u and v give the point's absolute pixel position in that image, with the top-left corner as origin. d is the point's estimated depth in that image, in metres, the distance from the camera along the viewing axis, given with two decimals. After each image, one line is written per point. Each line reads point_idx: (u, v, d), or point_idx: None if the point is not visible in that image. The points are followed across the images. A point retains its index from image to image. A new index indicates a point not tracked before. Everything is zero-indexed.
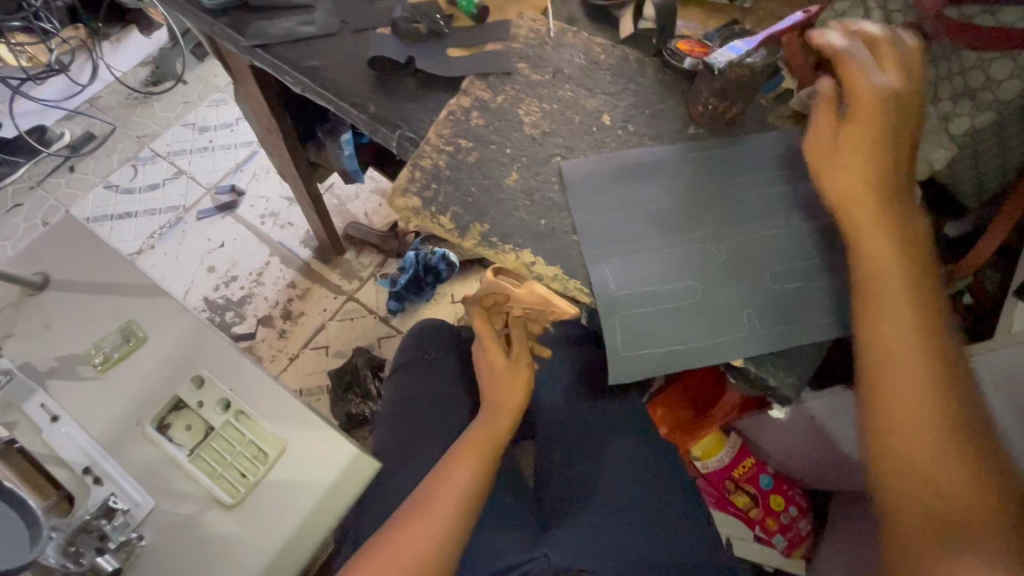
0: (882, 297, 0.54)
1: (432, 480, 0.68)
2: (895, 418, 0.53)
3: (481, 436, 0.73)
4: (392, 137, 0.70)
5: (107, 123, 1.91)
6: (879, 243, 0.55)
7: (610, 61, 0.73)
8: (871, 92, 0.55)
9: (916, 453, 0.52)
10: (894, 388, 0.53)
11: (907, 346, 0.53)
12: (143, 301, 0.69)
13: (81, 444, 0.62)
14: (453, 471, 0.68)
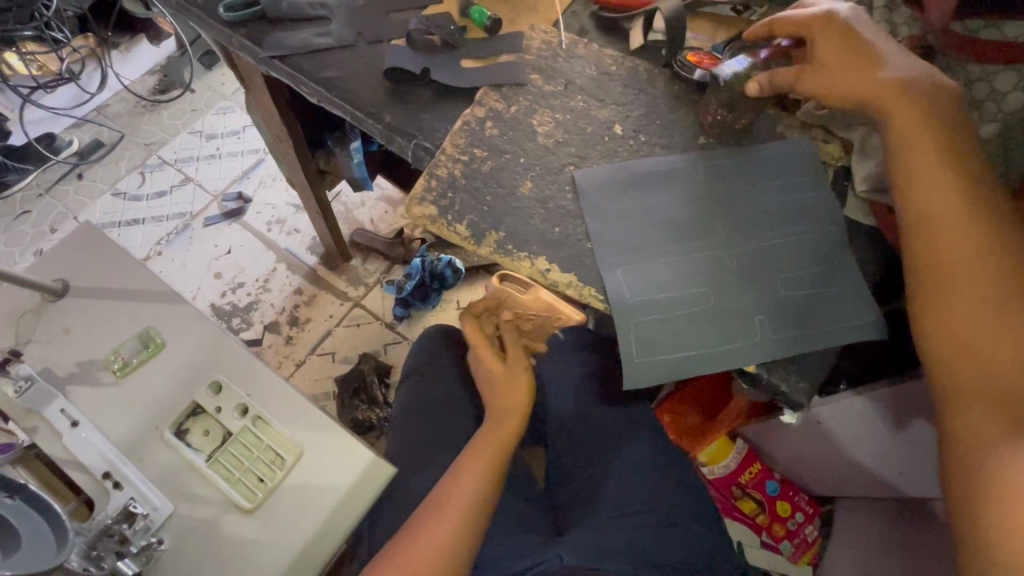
0: (941, 226, 0.58)
1: (446, 482, 0.69)
2: (962, 340, 0.56)
3: (482, 444, 0.73)
4: (408, 147, 0.72)
5: (115, 131, 1.92)
6: (933, 178, 0.59)
7: (621, 72, 0.74)
8: (834, 30, 0.63)
9: (990, 369, 0.55)
10: (956, 319, 0.56)
11: (971, 269, 0.57)
12: (163, 307, 0.70)
13: (101, 449, 0.63)
14: (459, 478, 0.69)
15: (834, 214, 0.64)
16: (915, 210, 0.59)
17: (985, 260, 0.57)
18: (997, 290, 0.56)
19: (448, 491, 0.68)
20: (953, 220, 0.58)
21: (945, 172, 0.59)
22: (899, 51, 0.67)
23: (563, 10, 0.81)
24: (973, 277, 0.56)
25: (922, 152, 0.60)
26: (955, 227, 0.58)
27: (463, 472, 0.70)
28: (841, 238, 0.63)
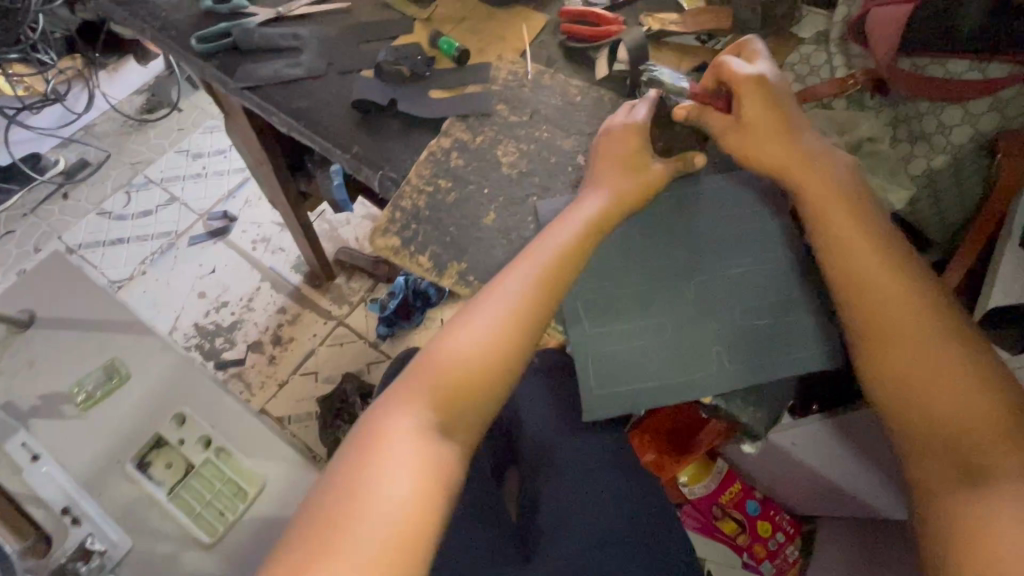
0: (866, 285, 0.59)
1: (479, 298, 0.60)
2: (904, 396, 0.57)
3: (540, 267, 0.60)
4: (375, 177, 0.72)
5: (101, 151, 1.92)
6: (855, 237, 0.61)
7: (585, 103, 0.75)
8: (754, 95, 0.65)
9: (936, 421, 0.55)
10: (895, 372, 0.57)
11: (900, 326, 0.58)
12: (129, 338, 0.71)
13: (61, 484, 0.62)
14: (500, 296, 0.59)
15: (794, 243, 0.65)
16: (846, 271, 0.60)
17: (912, 316, 0.58)
18: (926, 341, 0.57)
19: (480, 315, 0.59)
20: (877, 278, 0.59)
21: (862, 233, 0.61)
22: (853, 82, 0.67)
23: (531, 40, 0.82)
24: (903, 333, 0.58)
25: (842, 215, 0.62)
26: (878, 286, 0.59)
27: (511, 292, 0.59)
28: (802, 268, 0.63)
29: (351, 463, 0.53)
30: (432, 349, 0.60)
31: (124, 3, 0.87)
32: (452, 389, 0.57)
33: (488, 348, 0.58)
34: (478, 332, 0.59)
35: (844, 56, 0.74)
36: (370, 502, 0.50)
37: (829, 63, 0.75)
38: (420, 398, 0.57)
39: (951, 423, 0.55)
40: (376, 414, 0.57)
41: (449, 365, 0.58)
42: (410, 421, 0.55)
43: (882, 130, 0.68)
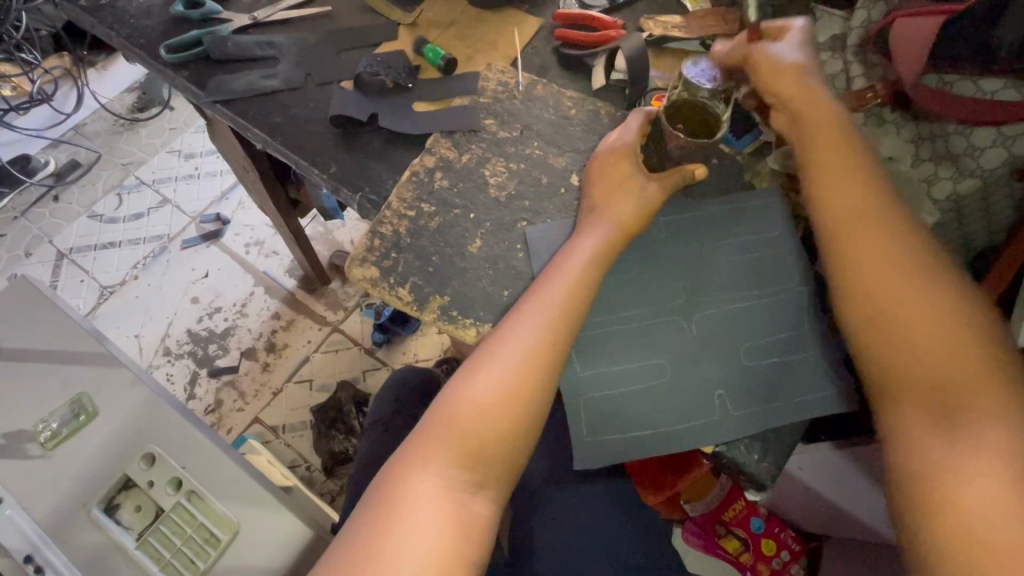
0: (848, 211, 0.57)
1: (498, 337, 0.56)
2: (885, 329, 0.53)
3: (564, 289, 0.56)
4: (354, 199, 0.67)
5: (91, 151, 1.86)
6: (849, 186, 0.58)
7: (581, 117, 0.70)
8: (783, 60, 0.64)
9: (911, 359, 0.51)
10: (875, 300, 0.54)
11: (894, 275, 0.54)
12: (96, 371, 0.67)
13: (23, 530, 0.59)
14: (520, 334, 0.55)
15: (804, 273, 0.60)
16: (833, 218, 0.58)
17: (905, 266, 0.54)
18: (908, 274, 0.54)
19: (499, 354, 0.55)
20: (869, 228, 0.56)
21: (860, 187, 0.58)
22: (872, 97, 0.66)
23: (523, 46, 0.76)
24: (892, 284, 0.54)
25: (839, 167, 0.59)
26: (868, 235, 0.56)
27: (529, 329, 0.55)
28: (813, 302, 0.59)
29: (368, 520, 0.50)
30: (448, 396, 0.55)
31: (94, 9, 0.82)
32: (473, 441, 0.53)
33: (507, 390, 0.54)
34: (497, 373, 0.55)
35: (863, 64, 0.68)
36: (386, 564, 0.47)
37: (845, 73, 0.69)
38: (439, 452, 0.53)
39: (922, 354, 0.51)
40: (393, 470, 0.53)
41: (468, 412, 0.54)
42: (430, 479, 0.52)
43: (903, 149, 0.66)
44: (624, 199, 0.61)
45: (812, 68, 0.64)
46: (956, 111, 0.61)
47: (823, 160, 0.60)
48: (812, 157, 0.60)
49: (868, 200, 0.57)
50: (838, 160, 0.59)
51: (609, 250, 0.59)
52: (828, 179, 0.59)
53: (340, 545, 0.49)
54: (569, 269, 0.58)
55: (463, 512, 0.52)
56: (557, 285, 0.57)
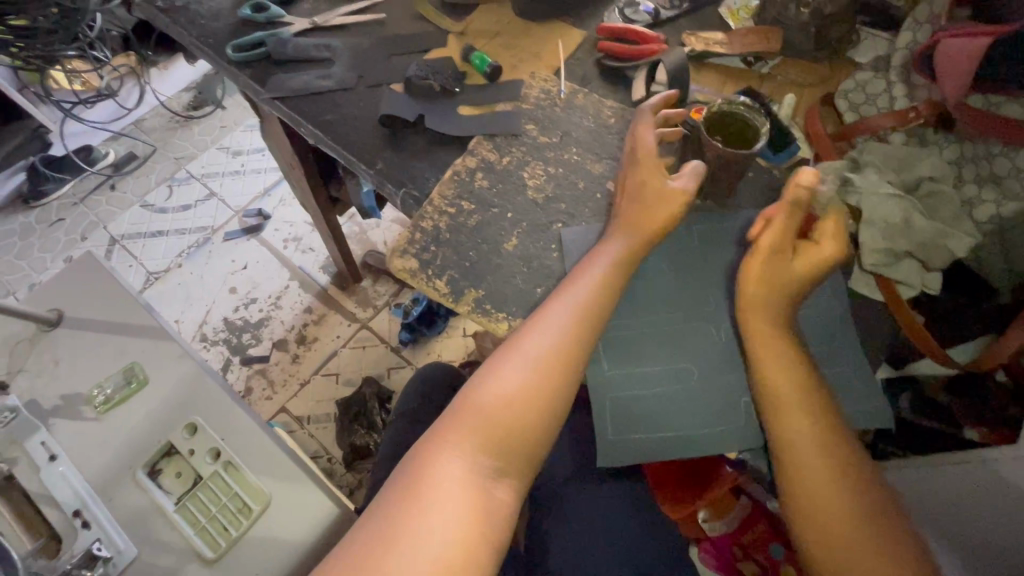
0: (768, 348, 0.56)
1: (525, 337, 0.57)
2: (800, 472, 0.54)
3: (590, 293, 0.58)
4: (397, 195, 0.71)
5: (148, 145, 1.97)
6: (800, 439, 0.54)
7: (619, 125, 0.72)
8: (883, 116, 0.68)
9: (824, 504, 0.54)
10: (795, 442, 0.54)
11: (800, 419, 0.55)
12: (148, 344, 0.71)
13: (74, 487, 0.64)
14: (548, 332, 0.57)
15: (838, 288, 0.61)
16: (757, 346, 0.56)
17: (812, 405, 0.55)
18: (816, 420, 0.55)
19: (527, 352, 0.57)
20: (820, 474, 0.54)
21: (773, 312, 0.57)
22: (915, 116, 0.67)
23: (566, 57, 0.79)
24: (824, 474, 0.54)
25: (797, 415, 0.54)
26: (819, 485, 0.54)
27: (556, 327, 0.57)
28: (846, 319, 0.60)
29: (391, 504, 0.52)
30: (474, 388, 0.57)
31: (168, 10, 0.88)
32: (499, 431, 0.55)
33: (531, 386, 0.56)
34: (522, 371, 0.56)
35: (906, 86, 0.70)
36: (408, 545, 0.49)
37: (888, 93, 0.71)
38: (465, 439, 0.55)
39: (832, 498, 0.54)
40: (419, 455, 0.55)
41: (490, 403, 0.56)
42: (455, 463, 0.54)
43: (944, 170, 0.65)
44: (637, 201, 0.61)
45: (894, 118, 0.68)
46: (1000, 132, 0.63)
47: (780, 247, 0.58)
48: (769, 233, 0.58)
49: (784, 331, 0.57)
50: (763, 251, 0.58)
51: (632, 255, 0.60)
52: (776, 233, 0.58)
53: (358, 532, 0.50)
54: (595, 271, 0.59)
55: (485, 501, 0.53)
56: (586, 286, 0.58)
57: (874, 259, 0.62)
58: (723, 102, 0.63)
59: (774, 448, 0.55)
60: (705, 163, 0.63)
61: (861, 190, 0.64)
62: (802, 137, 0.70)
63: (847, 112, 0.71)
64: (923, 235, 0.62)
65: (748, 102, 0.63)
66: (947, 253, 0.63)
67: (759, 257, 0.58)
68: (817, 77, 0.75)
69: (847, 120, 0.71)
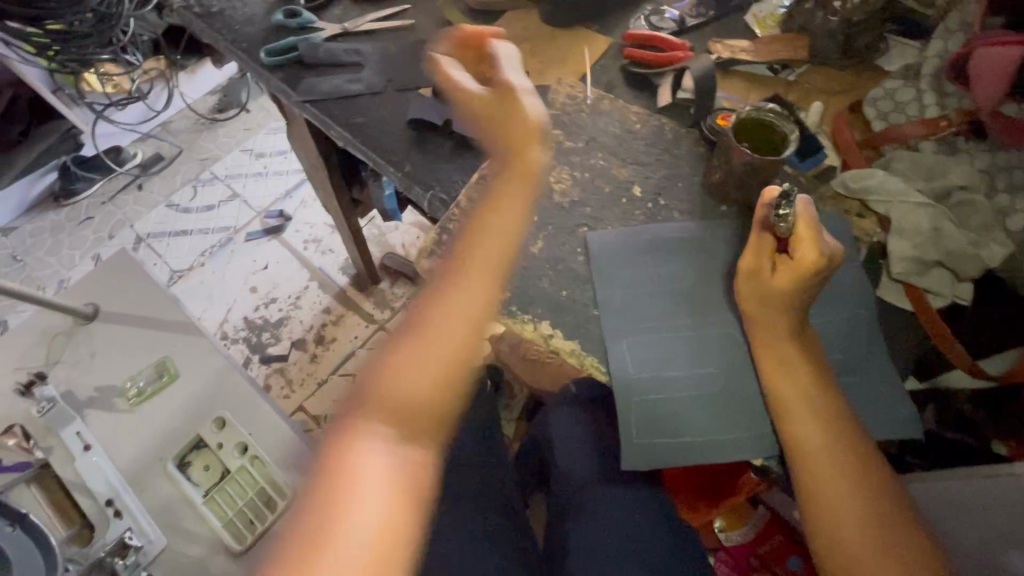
0: (780, 357, 0.56)
1: (433, 310, 0.58)
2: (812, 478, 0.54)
3: (469, 260, 0.59)
4: (424, 197, 0.72)
5: (174, 146, 2.02)
6: (809, 442, 0.54)
7: (645, 131, 0.73)
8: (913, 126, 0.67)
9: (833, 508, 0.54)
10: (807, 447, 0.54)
11: (813, 427, 0.54)
12: (179, 339, 0.73)
13: (108, 476, 0.65)
14: (439, 299, 0.59)
15: (864, 297, 0.61)
16: (765, 352, 0.57)
17: (826, 413, 0.54)
18: (830, 426, 0.54)
19: (444, 324, 0.57)
20: (831, 473, 0.54)
21: (777, 321, 0.57)
22: (947, 124, 0.67)
23: (592, 63, 0.80)
24: (837, 480, 0.54)
25: (807, 419, 0.54)
26: (830, 486, 0.54)
27: (464, 292, 0.58)
28: (872, 328, 0.60)
29: (322, 491, 0.51)
30: (387, 364, 0.56)
31: (204, 15, 0.90)
32: (413, 401, 0.55)
33: (451, 352, 0.56)
34: (440, 341, 0.57)
35: (936, 94, 0.70)
36: (346, 521, 0.49)
37: (917, 101, 0.70)
38: (388, 415, 0.54)
39: (841, 503, 0.54)
40: (335, 439, 0.54)
41: (404, 376, 0.55)
42: (380, 443, 0.53)
43: (975, 178, 0.64)
44: (483, 123, 0.65)
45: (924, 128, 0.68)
46: None
47: (762, 263, 0.58)
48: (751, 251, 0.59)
49: (779, 343, 0.56)
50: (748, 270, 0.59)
51: (517, 206, 0.62)
52: (753, 251, 0.59)
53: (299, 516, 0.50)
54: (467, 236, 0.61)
55: (410, 467, 0.53)
56: (477, 253, 0.60)
57: (904, 268, 0.61)
58: (752, 110, 0.63)
59: (788, 450, 0.55)
60: (733, 169, 0.63)
61: (889, 199, 0.64)
62: (828, 144, 0.70)
63: (875, 120, 0.71)
64: (954, 244, 0.62)
65: (779, 109, 0.63)
66: (979, 263, 0.61)
67: (741, 279, 0.59)
68: (844, 85, 0.74)
69: (875, 127, 0.70)
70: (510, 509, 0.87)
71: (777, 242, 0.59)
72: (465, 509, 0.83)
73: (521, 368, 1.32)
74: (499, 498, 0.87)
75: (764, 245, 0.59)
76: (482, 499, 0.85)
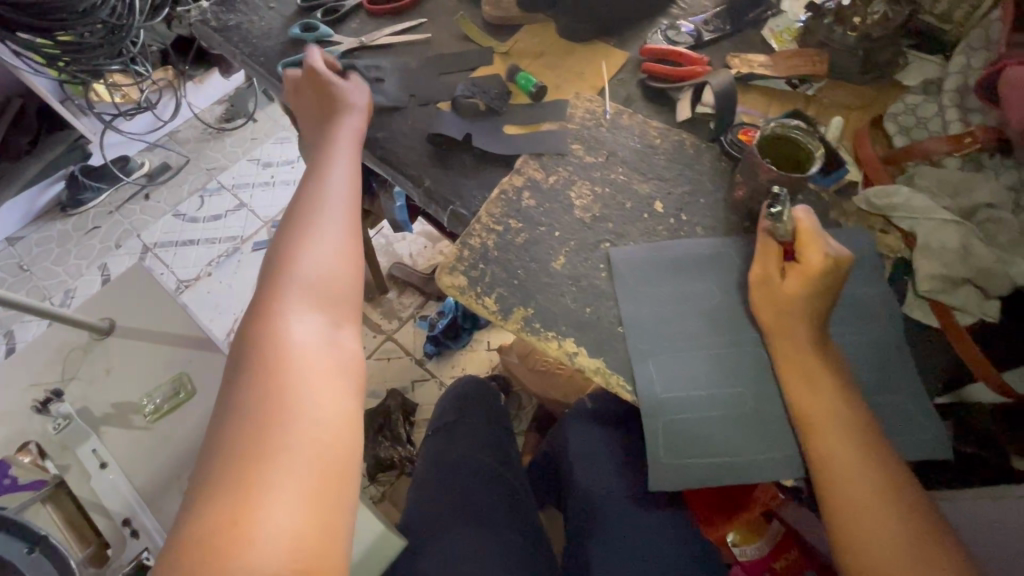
0: (807, 373, 0.55)
1: (312, 223, 0.57)
2: (837, 495, 0.52)
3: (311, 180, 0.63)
4: (444, 212, 0.72)
5: (182, 156, 2.02)
6: (849, 483, 0.52)
7: (666, 146, 0.72)
8: (934, 146, 0.67)
9: (862, 529, 0.51)
10: (835, 462, 0.52)
11: (844, 442, 0.52)
12: (195, 355, 0.73)
13: (125, 495, 0.65)
14: (306, 218, 0.58)
15: (894, 315, 0.60)
16: (791, 369, 0.56)
17: (856, 428, 0.53)
18: (860, 441, 0.52)
19: (330, 227, 0.57)
20: (862, 493, 0.52)
21: (805, 337, 0.55)
22: (971, 141, 0.66)
23: (610, 78, 0.80)
24: (869, 501, 0.52)
25: (835, 434, 0.52)
26: (875, 539, 0.51)
27: (344, 206, 0.60)
28: (903, 347, 0.59)
29: (254, 396, 0.46)
30: (281, 278, 0.53)
31: (221, 29, 0.90)
32: (325, 299, 0.54)
33: (335, 261, 0.56)
34: (331, 247, 0.56)
35: (958, 110, 0.70)
36: (293, 418, 0.46)
37: (938, 117, 0.70)
38: (299, 319, 0.51)
39: (871, 524, 0.51)
40: (247, 352, 0.49)
41: (305, 281, 0.54)
42: (300, 341, 0.50)
43: (1002, 196, 0.64)
44: (318, 111, 0.74)
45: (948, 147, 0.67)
46: None
47: (776, 271, 0.58)
48: (763, 258, 0.59)
49: (806, 358, 0.55)
50: (768, 284, 0.58)
51: (348, 154, 0.67)
52: (762, 260, 0.59)
53: (224, 430, 0.45)
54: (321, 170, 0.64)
55: (342, 358, 0.51)
56: (340, 180, 0.63)
57: (931, 286, 0.60)
58: (778, 125, 0.63)
59: (812, 465, 0.53)
60: (759, 185, 0.62)
61: (914, 215, 0.63)
62: (850, 160, 0.70)
63: (896, 135, 0.71)
64: (983, 261, 0.61)
65: (806, 128, 0.62)
66: (1008, 280, 0.61)
67: (760, 291, 0.59)
68: (865, 100, 0.74)
69: (897, 143, 0.70)
70: (526, 525, 0.85)
71: (782, 250, 0.59)
72: (484, 530, 0.80)
73: (532, 380, 1.31)
74: (515, 514, 0.85)
75: (770, 253, 0.59)
76: (498, 516, 0.83)
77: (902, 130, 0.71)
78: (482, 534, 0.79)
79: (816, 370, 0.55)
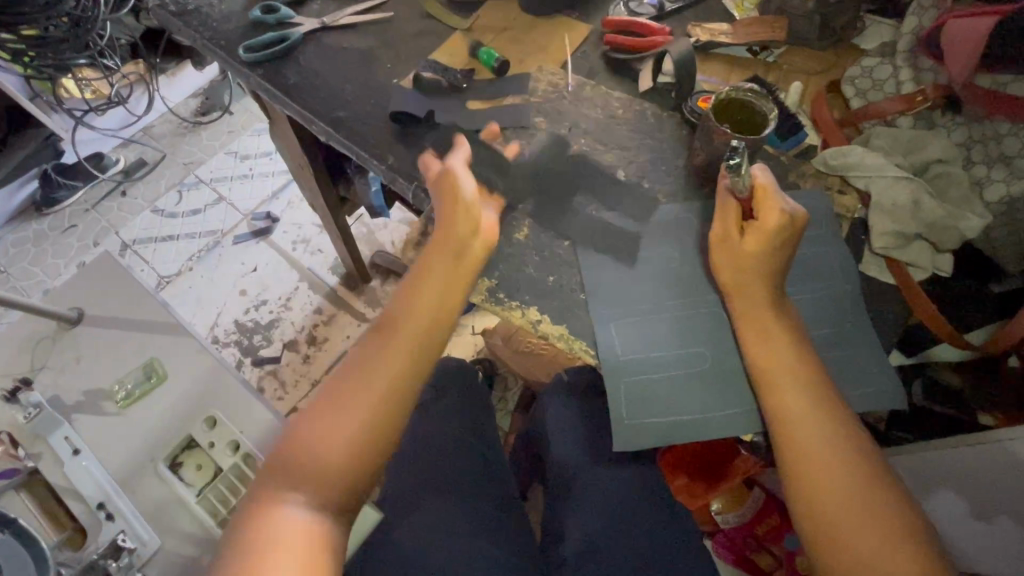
0: (764, 330, 0.56)
1: (355, 378, 0.56)
2: (794, 449, 0.53)
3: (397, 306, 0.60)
4: (408, 188, 0.71)
5: (158, 150, 1.99)
6: (833, 481, 0.52)
7: (627, 116, 0.73)
8: (888, 106, 0.68)
9: (817, 479, 0.53)
10: (791, 417, 0.54)
11: (799, 397, 0.54)
12: (165, 339, 0.73)
13: (99, 480, 0.65)
14: (353, 365, 0.57)
15: (849, 273, 0.61)
16: (749, 329, 0.57)
17: (811, 384, 0.54)
18: (815, 396, 0.54)
19: (362, 392, 0.55)
20: (816, 445, 0.53)
21: (762, 295, 0.57)
22: (923, 99, 0.68)
23: (573, 50, 0.80)
24: (823, 452, 0.53)
25: (791, 388, 0.54)
26: (860, 543, 0.50)
27: (394, 370, 0.56)
28: (858, 303, 0.60)
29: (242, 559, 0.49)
30: (303, 433, 0.55)
31: (181, 13, 0.89)
32: (324, 472, 0.53)
33: (357, 430, 0.54)
34: (350, 413, 0.54)
35: (912, 70, 0.71)
36: None
37: (894, 78, 0.72)
38: (299, 486, 0.52)
39: (826, 474, 0.53)
40: (256, 501, 0.53)
41: (314, 446, 0.53)
42: (295, 510, 0.51)
43: (952, 152, 0.67)
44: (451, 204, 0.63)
45: (900, 107, 0.68)
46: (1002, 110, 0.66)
47: (737, 230, 0.59)
48: (723, 218, 0.60)
49: (763, 315, 0.56)
50: (726, 246, 0.59)
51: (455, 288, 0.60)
52: (722, 221, 0.60)
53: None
54: (403, 293, 0.61)
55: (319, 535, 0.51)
56: (409, 324, 0.58)
57: (884, 243, 0.62)
58: (730, 90, 0.64)
59: (770, 419, 0.55)
60: (716, 149, 0.63)
61: (869, 173, 0.65)
62: (808, 123, 0.71)
63: (854, 98, 0.73)
64: (933, 216, 0.64)
65: (758, 88, 0.63)
66: (957, 234, 0.64)
67: (720, 252, 0.59)
68: (824, 64, 0.75)
69: (854, 106, 0.72)
70: (505, 498, 0.87)
71: (740, 207, 0.60)
72: (463, 503, 0.82)
73: (515, 361, 1.32)
74: (492, 487, 0.87)
75: (729, 214, 0.59)
76: (477, 491, 0.84)
77: (859, 92, 0.73)
78: (461, 507, 0.81)
79: (772, 328, 0.56)
